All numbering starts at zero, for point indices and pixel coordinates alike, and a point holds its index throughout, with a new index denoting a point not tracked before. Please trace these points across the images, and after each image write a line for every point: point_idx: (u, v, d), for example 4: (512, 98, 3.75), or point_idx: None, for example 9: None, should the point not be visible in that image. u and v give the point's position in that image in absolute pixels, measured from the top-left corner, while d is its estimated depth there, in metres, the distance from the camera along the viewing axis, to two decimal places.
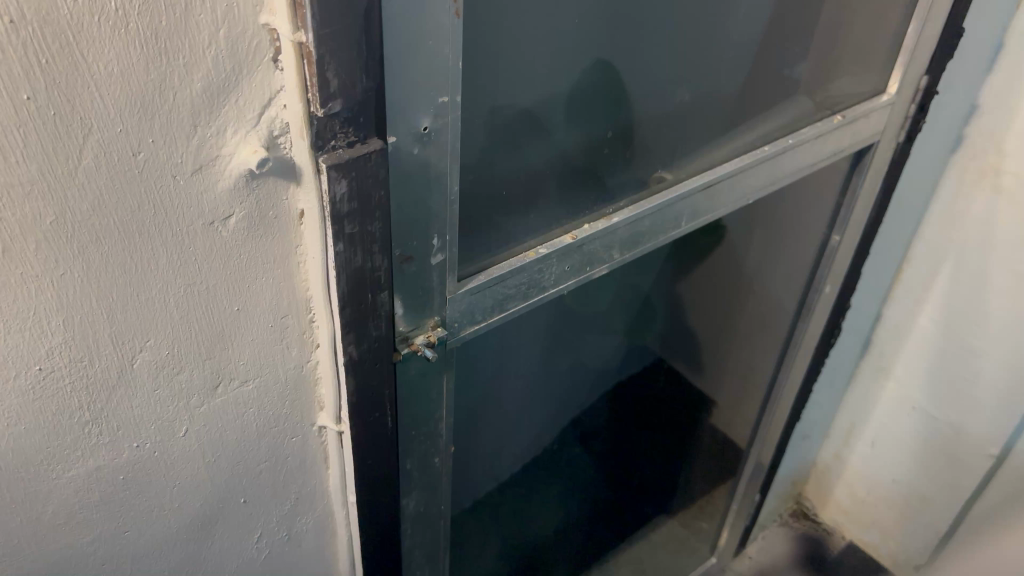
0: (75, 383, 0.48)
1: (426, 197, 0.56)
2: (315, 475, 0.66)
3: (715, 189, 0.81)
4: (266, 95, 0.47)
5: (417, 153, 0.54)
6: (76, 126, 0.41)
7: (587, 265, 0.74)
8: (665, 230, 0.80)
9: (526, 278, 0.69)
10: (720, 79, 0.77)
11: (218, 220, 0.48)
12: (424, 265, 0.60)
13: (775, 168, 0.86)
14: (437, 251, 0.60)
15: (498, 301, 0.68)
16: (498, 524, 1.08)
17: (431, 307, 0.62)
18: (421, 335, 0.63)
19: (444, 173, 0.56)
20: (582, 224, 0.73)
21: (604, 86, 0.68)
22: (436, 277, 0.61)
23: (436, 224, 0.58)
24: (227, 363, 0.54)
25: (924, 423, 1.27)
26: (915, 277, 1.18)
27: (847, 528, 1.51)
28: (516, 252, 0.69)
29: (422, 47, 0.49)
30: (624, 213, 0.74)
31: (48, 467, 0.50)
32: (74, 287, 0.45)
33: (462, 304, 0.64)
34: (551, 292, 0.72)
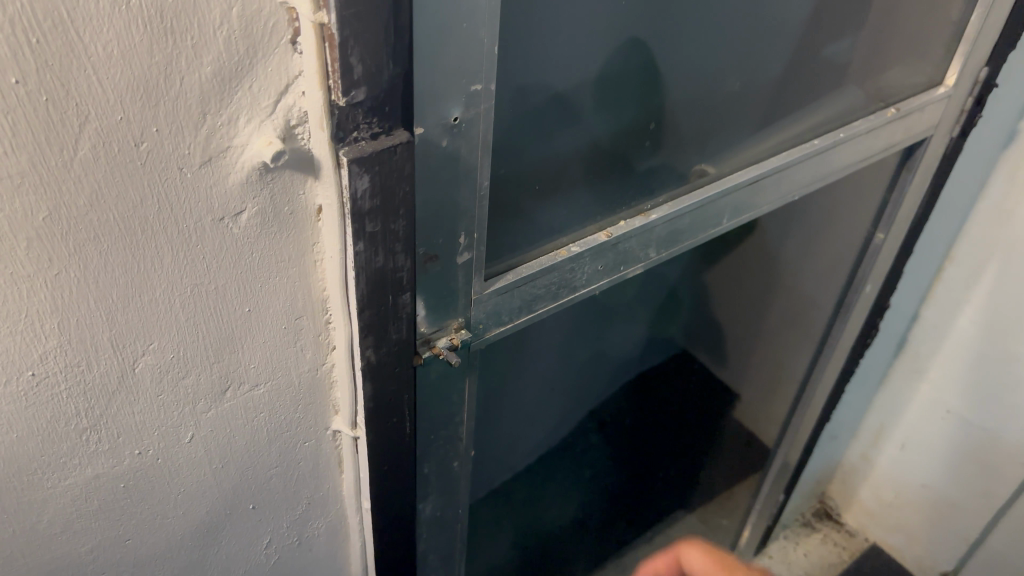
0: (72, 390, 0.45)
1: (454, 192, 0.52)
2: (328, 479, 0.62)
3: (759, 185, 0.77)
4: (283, 81, 0.42)
5: (445, 145, 0.49)
6: (71, 113, 0.37)
7: (621, 264, 0.71)
8: (704, 228, 0.76)
9: (556, 278, 0.65)
10: (766, 67, 0.72)
11: (229, 217, 0.44)
12: (449, 264, 0.56)
13: (821, 163, 0.82)
14: (464, 250, 0.56)
15: (526, 302, 0.64)
16: (513, 519, 1.05)
17: (455, 308, 0.58)
18: (444, 337, 0.59)
19: (474, 167, 0.52)
20: (617, 222, 0.69)
21: (643, 71, 0.63)
22: (462, 277, 0.57)
23: (463, 221, 0.54)
24: (236, 366, 0.51)
25: (957, 429, 1.22)
26: (957, 277, 1.12)
27: (870, 531, 1.47)
28: (547, 250, 0.65)
29: (455, 31, 0.45)
30: (662, 210, 0.70)
31: (42, 476, 0.47)
32: (71, 287, 0.41)
33: (488, 305, 0.61)
34: (582, 292, 0.69)
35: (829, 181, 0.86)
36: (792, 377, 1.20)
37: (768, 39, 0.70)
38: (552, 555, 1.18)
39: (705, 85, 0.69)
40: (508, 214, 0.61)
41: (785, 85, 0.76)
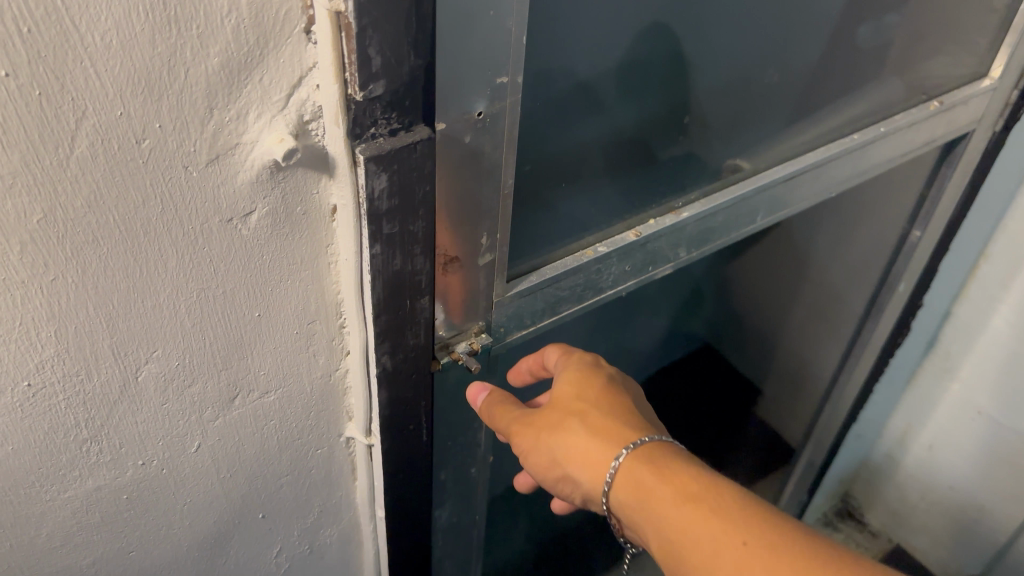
0: (71, 400, 0.42)
1: (477, 190, 0.49)
2: (341, 487, 0.60)
3: (795, 181, 0.74)
4: (296, 73, 0.39)
5: (468, 141, 0.47)
6: (66, 108, 0.34)
7: (650, 264, 0.69)
8: (737, 226, 0.74)
9: (582, 279, 0.63)
10: (803, 56, 0.69)
11: (238, 217, 0.41)
12: (470, 265, 0.53)
13: (855, 157, 0.78)
14: (486, 251, 0.53)
15: (549, 304, 0.62)
16: (530, 518, 1.02)
17: (476, 310, 0.56)
18: (462, 342, 0.57)
19: (498, 163, 0.49)
20: (646, 219, 0.67)
21: (673, 59, 0.59)
22: (483, 278, 0.55)
23: (485, 221, 0.52)
24: (245, 373, 0.48)
25: (987, 430, 1.18)
26: (992, 276, 1.08)
27: (894, 531, 1.44)
28: (572, 250, 0.63)
29: (482, 20, 0.42)
30: (694, 208, 0.68)
31: (40, 489, 0.44)
32: (69, 294, 0.39)
33: (509, 307, 0.59)
34: (608, 292, 0.67)
35: (864, 176, 0.82)
36: (818, 374, 1.16)
37: (806, 27, 0.66)
38: (569, 552, 1.16)
39: (739, 76, 0.65)
40: (530, 210, 0.58)
41: (822, 76, 0.72)
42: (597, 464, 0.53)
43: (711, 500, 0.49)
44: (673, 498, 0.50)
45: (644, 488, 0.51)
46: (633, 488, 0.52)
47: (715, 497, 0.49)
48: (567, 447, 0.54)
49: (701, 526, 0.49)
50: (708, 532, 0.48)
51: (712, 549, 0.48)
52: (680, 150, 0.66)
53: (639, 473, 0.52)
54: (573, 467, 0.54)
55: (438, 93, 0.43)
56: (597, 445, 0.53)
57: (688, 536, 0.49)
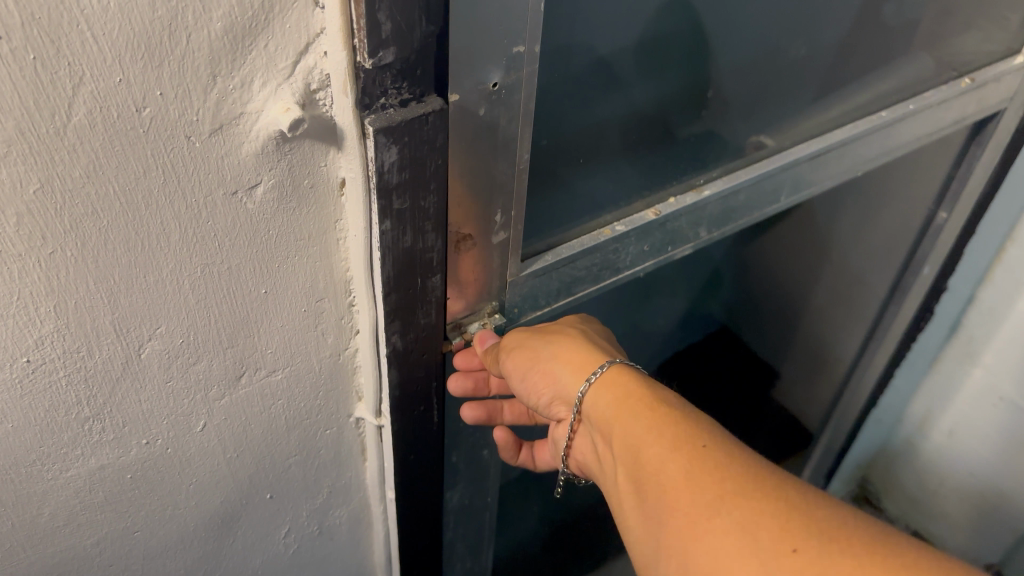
0: (72, 377, 0.41)
1: (491, 165, 0.48)
2: (351, 468, 0.59)
3: (820, 159, 0.73)
4: (303, 39, 0.38)
5: (483, 114, 0.45)
6: (63, 74, 0.32)
7: (670, 244, 0.67)
8: (760, 205, 0.72)
9: (599, 259, 0.62)
10: (831, 30, 0.66)
11: (243, 190, 0.40)
12: (483, 243, 0.52)
13: (882, 136, 0.76)
14: (500, 229, 0.52)
15: (565, 284, 0.61)
16: (543, 500, 1.02)
17: (488, 293, 0.56)
18: (475, 322, 0.57)
19: (512, 137, 0.48)
20: (667, 198, 0.65)
21: (699, 31, 0.57)
22: (498, 257, 0.53)
23: (499, 199, 0.50)
24: (252, 351, 0.47)
25: (1010, 416, 1.16)
26: (1018, 260, 1.05)
27: (912, 519, 1.43)
28: (589, 229, 0.61)
29: None
30: (716, 186, 0.66)
31: (42, 467, 0.43)
32: (68, 268, 0.37)
33: (524, 287, 0.58)
34: (626, 273, 0.65)
35: (891, 155, 0.80)
36: (838, 358, 1.14)
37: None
38: (581, 535, 1.15)
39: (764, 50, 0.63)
40: (546, 186, 0.56)
41: (851, 51, 0.70)
42: (584, 362, 0.56)
43: (682, 413, 0.49)
44: (646, 404, 0.50)
45: (622, 386, 0.53)
46: (611, 388, 0.54)
47: (684, 411, 0.49)
48: (558, 347, 0.57)
49: (665, 428, 0.48)
50: (669, 436, 0.47)
51: (666, 445, 0.47)
52: (701, 128, 0.64)
53: (619, 378, 0.54)
54: (560, 363, 0.56)
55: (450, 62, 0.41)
56: (591, 353, 0.56)
57: (647, 435, 0.48)
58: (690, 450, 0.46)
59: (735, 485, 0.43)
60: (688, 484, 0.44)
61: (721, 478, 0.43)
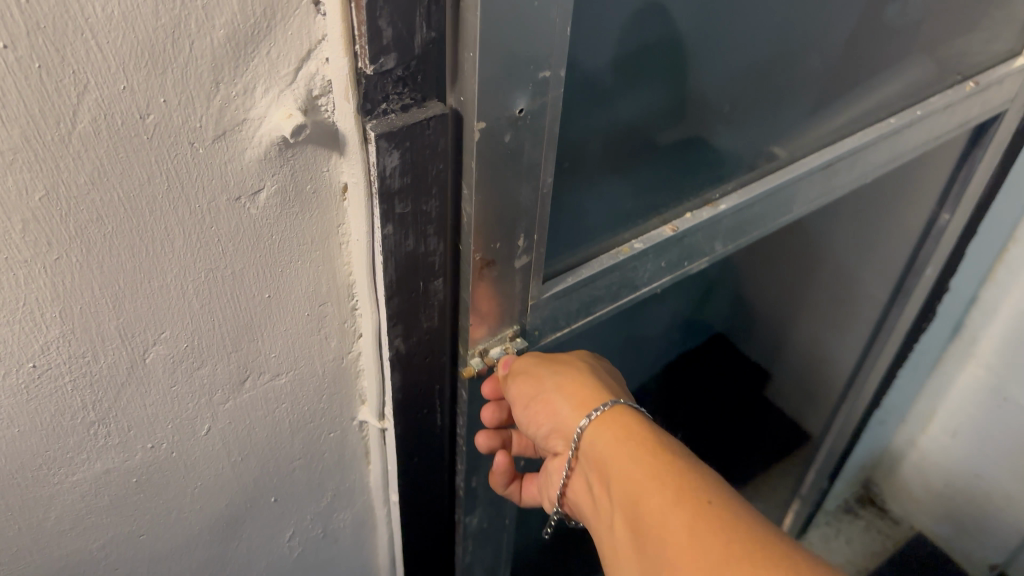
0: (78, 382, 0.41)
1: (515, 190, 0.47)
2: (355, 471, 0.59)
3: (832, 169, 0.73)
4: (304, 46, 0.38)
5: (508, 141, 0.44)
6: (68, 82, 0.33)
7: (685, 260, 0.67)
8: (774, 217, 0.72)
9: (618, 278, 0.62)
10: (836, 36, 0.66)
11: (247, 196, 0.40)
12: (504, 267, 0.51)
13: (891, 142, 0.77)
14: (522, 252, 0.51)
15: (585, 304, 0.61)
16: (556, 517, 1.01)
17: (509, 316, 0.54)
18: (498, 346, 0.55)
19: (534, 163, 0.47)
20: (683, 213, 0.65)
21: (711, 46, 0.57)
22: (519, 281, 0.53)
23: (523, 222, 0.50)
24: (256, 355, 0.47)
25: (1013, 416, 1.16)
26: (1020, 260, 1.06)
27: (917, 520, 1.42)
28: (607, 247, 0.61)
29: (524, 14, 0.40)
30: (732, 200, 0.67)
31: (48, 471, 0.44)
32: (74, 273, 0.38)
33: (546, 310, 0.57)
34: (643, 290, 0.65)
35: (895, 160, 0.80)
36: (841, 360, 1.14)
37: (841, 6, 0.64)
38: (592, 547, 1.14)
39: (774, 63, 0.63)
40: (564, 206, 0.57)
41: (856, 58, 0.70)
42: (591, 400, 0.54)
43: (689, 464, 0.49)
44: (651, 450, 0.50)
45: (629, 431, 0.52)
46: (616, 430, 0.52)
47: (691, 463, 0.49)
48: (563, 381, 0.55)
49: (670, 477, 0.47)
50: (674, 487, 0.47)
51: (669, 497, 0.46)
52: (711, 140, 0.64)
53: (624, 421, 0.53)
54: (562, 397, 0.54)
55: (470, 91, 0.41)
56: (598, 392, 0.55)
57: (649, 483, 0.48)
58: (697, 505, 0.45)
59: (740, 547, 0.42)
60: (692, 542, 0.43)
61: (727, 540, 0.43)
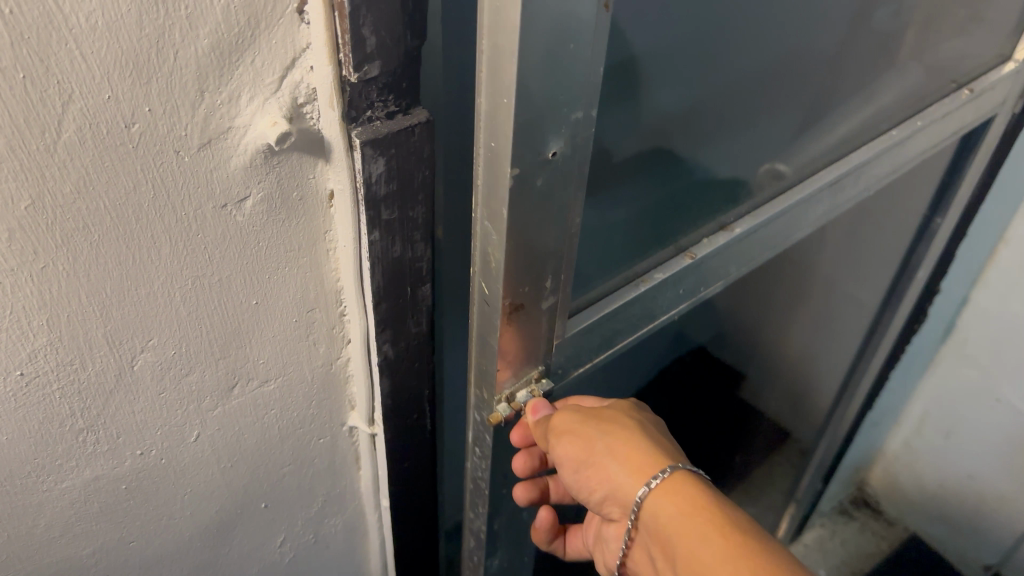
0: (66, 390, 0.42)
1: (545, 233, 0.45)
2: (345, 476, 0.59)
3: (839, 185, 0.73)
4: (289, 54, 0.38)
5: (540, 185, 0.42)
6: (52, 92, 0.33)
7: (701, 286, 0.66)
8: (785, 236, 0.72)
9: (639, 310, 0.60)
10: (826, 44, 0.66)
11: (233, 203, 0.41)
12: (533, 311, 0.49)
13: (892, 154, 0.77)
14: (549, 293, 0.50)
15: (606, 338, 0.59)
16: None
17: (535, 358, 0.53)
18: (523, 388, 0.54)
19: (564, 203, 0.45)
20: (698, 239, 0.64)
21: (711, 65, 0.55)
22: (545, 321, 0.51)
23: (551, 263, 0.48)
24: (244, 362, 0.47)
25: (1005, 417, 1.16)
26: (1010, 261, 1.06)
27: (911, 520, 1.43)
28: (625, 280, 0.60)
29: (563, 55, 0.37)
30: (746, 223, 0.66)
31: (37, 479, 0.44)
32: (61, 282, 0.38)
33: (571, 346, 0.56)
34: (661, 319, 0.64)
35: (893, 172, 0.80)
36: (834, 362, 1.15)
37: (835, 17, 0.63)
38: None
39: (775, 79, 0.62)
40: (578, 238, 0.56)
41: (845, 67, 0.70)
42: (644, 465, 0.51)
43: (757, 543, 0.46)
44: (714, 525, 0.47)
45: (689, 501, 0.49)
46: (674, 499, 0.50)
47: (758, 541, 0.47)
48: (613, 444, 0.53)
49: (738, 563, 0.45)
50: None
51: None
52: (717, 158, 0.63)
53: (681, 488, 0.50)
54: (614, 462, 0.52)
55: (506, 143, 0.38)
56: (651, 453, 0.52)
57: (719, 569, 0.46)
58: None
59: None
60: None
61: None
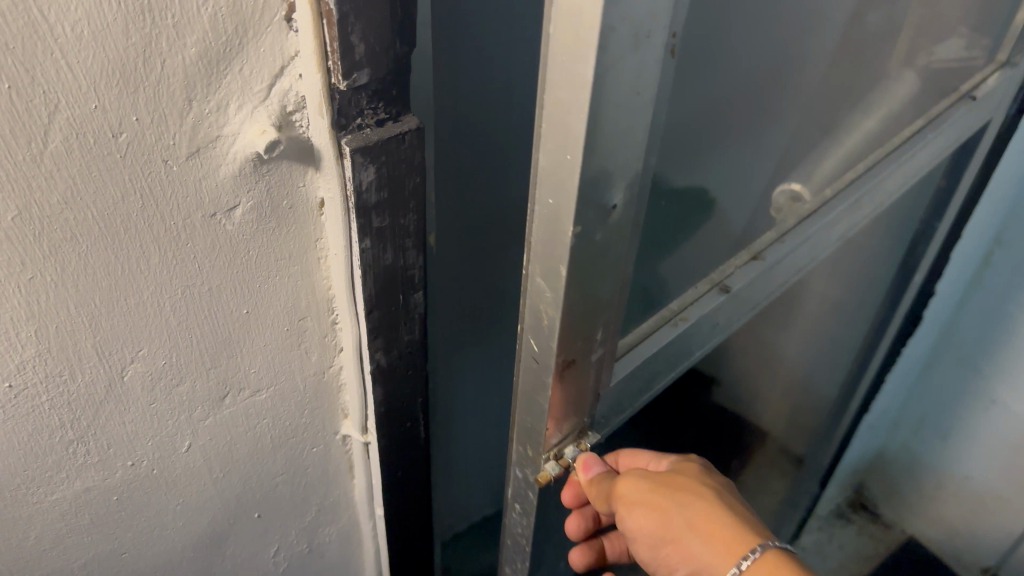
0: (55, 401, 0.41)
1: (599, 285, 0.41)
2: (339, 485, 0.59)
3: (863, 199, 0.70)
4: (277, 63, 0.38)
5: (598, 238, 0.37)
6: (38, 102, 0.33)
7: (734, 318, 0.62)
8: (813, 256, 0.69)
9: (674, 350, 0.56)
10: (808, 46, 0.66)
11: (222, 212, 0.40)
12: (583, 366, 0.45)
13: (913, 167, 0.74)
14: (598, 345, 0.45)
15: (643, 382, 0.55)
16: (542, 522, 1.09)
17: (581, 412, 0.48)
18: (568, 444, 0.50)
19: (622, 254, 0.41)
20: (726, 267, 0.60)
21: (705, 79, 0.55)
22: (593, 374, 0.47)
23: (605, 313, 0.43)
24: (235, 372, 0.47)
25: (1002, 419, 1.16)
26: (1004, 263, 1.06)
27: (908, 523, 1.42)
28: (659, 320, 0.56)
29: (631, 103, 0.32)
30: (777, 248, 0.62)
31: (27, 491, 0.44)
32: (49, 293, 0.38)
33: (611, 396, 0.51)
34: (694, 356, 0.60)
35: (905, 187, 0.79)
36: None
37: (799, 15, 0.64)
38: None
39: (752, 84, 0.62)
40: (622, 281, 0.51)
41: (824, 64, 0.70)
42: (724, 537, 0.47)
43: None
44: None
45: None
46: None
47: None
48: (689, 512, 0.49)
49: None
50: None
51: None
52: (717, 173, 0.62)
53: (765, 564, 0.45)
54: (691, 534, 0.48)
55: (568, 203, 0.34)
56: (730, 522, 0.48)
57: None
58: None
59: None
60: None
61: None
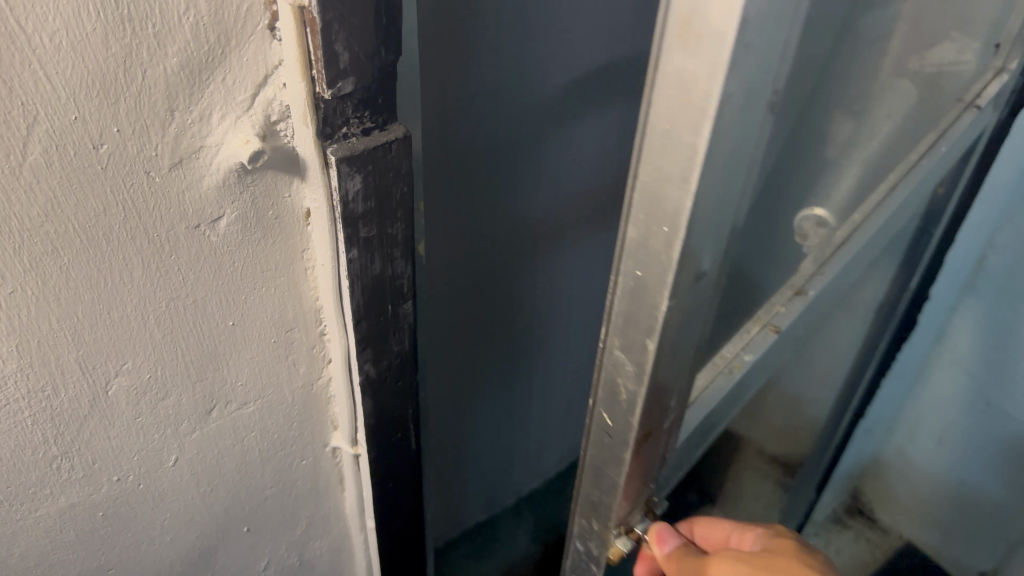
0: (38, 417, 0.41)
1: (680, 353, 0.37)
2: (329, 497, 0.58)
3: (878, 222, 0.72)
4: (261, 72, 0.38)
5: (687, 306, 0.33)
6: (16, 114, 0.32)
7: (777, 352, 0.62)
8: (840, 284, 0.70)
9: (731, 393, 0.56)
10: (843, 83, 0.64)
11: (206, 223, 0.40)
12: (658, 437, 0.41)
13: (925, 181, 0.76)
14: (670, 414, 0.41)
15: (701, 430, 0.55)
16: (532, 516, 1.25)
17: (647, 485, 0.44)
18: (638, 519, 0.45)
19: (703, 313, 0.37)
20: (773, 307, 0.60)
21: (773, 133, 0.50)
22: (663, 442, 0.42)
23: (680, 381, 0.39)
24: (222, 384, 0.46)
25: (998, 424, 1.16)
26: (998, 267, 1.06)
27: (905, 528, 1.42)
28: (719, 367, 0.55)
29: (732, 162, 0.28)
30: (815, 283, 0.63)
31: (11, 508, 0.43)
32: (29, 308, 0.37)
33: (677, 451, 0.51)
34: (742, 394, 0.60)
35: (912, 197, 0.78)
36: None
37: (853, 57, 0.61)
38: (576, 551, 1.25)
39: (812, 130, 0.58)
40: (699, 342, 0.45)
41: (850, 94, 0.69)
42: None
43: None
44: None
45: None
46: None
47: None
48: None
49: None
50: None
51: None
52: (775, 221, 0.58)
53: None
54: None
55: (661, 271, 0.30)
56: None
57: None
58: None
59: None
60: None
61: None
